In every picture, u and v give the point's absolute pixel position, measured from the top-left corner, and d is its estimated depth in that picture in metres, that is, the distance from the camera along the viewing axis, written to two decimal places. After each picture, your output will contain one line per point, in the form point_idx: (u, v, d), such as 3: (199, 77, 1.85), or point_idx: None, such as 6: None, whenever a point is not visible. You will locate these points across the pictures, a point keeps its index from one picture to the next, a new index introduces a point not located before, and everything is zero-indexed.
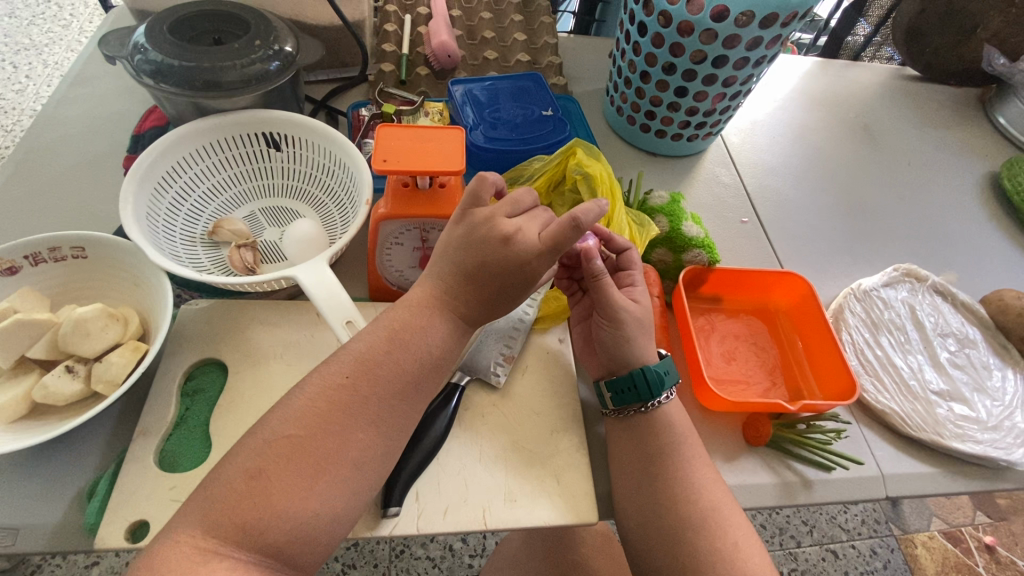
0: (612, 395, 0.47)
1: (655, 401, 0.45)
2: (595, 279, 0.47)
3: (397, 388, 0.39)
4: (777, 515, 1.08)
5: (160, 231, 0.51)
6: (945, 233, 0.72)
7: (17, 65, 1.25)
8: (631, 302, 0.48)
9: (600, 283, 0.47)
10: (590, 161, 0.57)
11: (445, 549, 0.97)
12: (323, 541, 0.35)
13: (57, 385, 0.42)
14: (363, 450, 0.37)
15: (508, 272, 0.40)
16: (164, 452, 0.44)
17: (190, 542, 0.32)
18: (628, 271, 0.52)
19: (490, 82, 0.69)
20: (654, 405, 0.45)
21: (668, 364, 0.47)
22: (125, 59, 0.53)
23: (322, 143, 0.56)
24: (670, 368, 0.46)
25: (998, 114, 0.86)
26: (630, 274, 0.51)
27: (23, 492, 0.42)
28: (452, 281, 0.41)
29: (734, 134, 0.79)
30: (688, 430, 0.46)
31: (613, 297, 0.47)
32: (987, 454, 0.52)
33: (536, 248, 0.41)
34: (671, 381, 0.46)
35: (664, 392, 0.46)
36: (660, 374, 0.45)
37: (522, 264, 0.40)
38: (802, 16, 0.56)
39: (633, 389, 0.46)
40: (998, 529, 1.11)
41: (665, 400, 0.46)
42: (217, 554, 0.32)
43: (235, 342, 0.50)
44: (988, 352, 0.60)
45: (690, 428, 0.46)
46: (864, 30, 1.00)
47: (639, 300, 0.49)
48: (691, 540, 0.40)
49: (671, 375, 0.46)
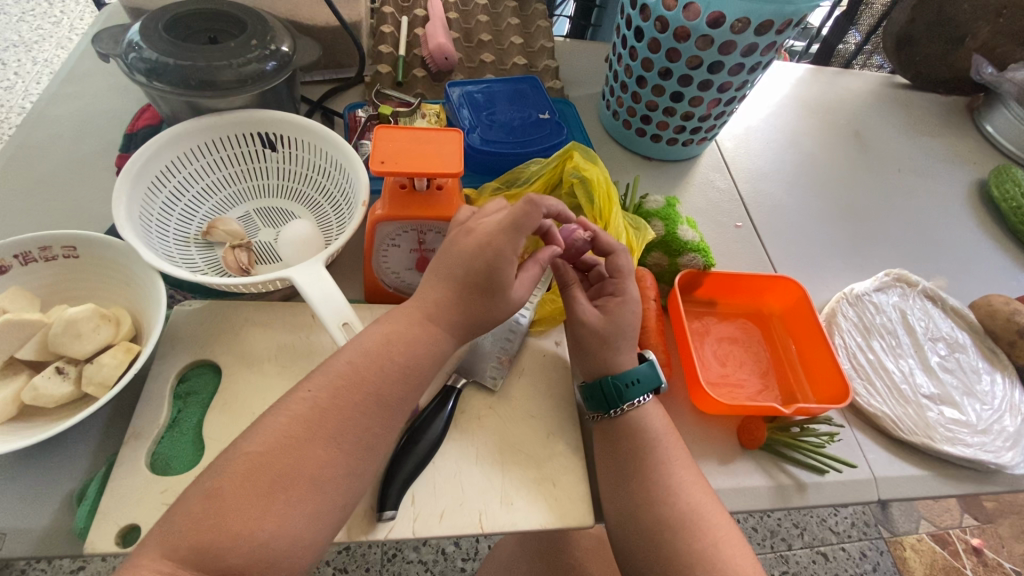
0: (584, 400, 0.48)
1: (619, 409, 0.46)
2: (564, 288, 0.50)
3: (396, 384, 0.39)
4: (768, 518, 1.08)
5: (153, 231, 0.50)
6: (935, 239, 0.73)
7: (6, 62, 1.24)
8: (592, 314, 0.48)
9: (564, 291, 0.50)
10: (587, 165, 0.57)
11: (437, 553, 0.96)
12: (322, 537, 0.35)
13: (46, 386, 0.41)
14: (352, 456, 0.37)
15: (471, 258, 0.42)
16: (155, 456, 0.43)
17: (192, 538, 0.32)
18: (614, 278, 0.50)
19: (487, 85, 0.69)
20: (617, 413, 0.46)
21: (640, 371, 0.47)
22: (118, 57, 0.52)
23: (316, 143, 0.56)
24: (641, 375, 0.46)
25: (985, 122, 0.88)
26: (616, 282, 0.49)
27: (11, 495, 0.41)
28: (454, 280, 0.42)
29: (728, 140, 0.80)
30: (670, 432, 0.46)
31: (576, 306, 0.49)
32: (977, 457, 0.52)
33: (495, 228, 0.42)
34: (642, 387, 0.46)
35: (630, 400, 0.46)
36: (618, 386, 0.46)
37: (483, 246, 0.42)
38: (795, 24, 0.56)
39: (595, 399, 0.47)
40: (985, 532, 1.12)
41: (632, 408, 0.46)
42: (225, 553, 0.32)
43: (228, 343, 0.49)
44: (978, 356, 0.61)
45: (671, 431, 0.46)
46: (854, 38, 1.01)
47: (609, 314, 0.48)
48: (685, 544, 0.40)
49: (644, 381, 0.46)
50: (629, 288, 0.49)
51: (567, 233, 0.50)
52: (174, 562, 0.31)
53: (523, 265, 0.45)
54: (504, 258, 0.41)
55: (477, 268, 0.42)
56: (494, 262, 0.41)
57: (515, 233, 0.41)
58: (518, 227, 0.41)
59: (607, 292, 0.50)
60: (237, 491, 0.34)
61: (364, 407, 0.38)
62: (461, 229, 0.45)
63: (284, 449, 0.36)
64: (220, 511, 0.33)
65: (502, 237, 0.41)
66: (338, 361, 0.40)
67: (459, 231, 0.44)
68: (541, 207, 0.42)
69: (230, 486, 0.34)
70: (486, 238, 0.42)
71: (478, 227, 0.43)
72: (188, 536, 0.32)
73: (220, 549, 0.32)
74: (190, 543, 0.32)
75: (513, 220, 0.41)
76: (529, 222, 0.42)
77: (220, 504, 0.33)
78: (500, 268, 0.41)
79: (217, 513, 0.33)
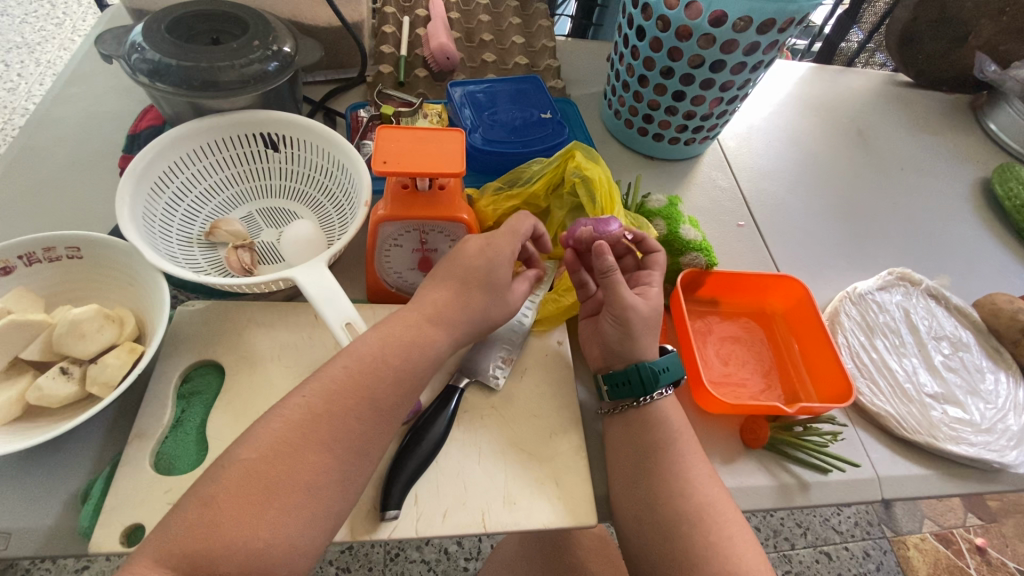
0: (607, 389, 0.48)
1: (648, 397, 0.46)
2: (608, 275, 0.48)
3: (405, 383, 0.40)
4: (771, 517, 1.08)
5: (156, 231, 0.50)
6: (938, 237, 0.73)
7: (9, 63, 1.24)
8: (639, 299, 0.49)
9: (608, 279, 0.48)
10: (589, 165, 0.57)
11: (440, 552, 0.97)
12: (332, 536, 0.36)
13: (51, 387, 0.41)
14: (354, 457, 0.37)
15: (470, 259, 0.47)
16: (159, 455, 0.43)
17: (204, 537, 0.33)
18: (648, 270, 0.52)
19: (489, 84, 0.69)
20: (645, 401, 0.46)
21: (668, 360, 0.47)
22: (121, 58, 0.52)
23: (319, 144, 0.56)
24: (669, 364, 0.47)
25: (988, 120, 0.87)
26: (651, 274, 0.52)
27: (15, 495, 0.41)
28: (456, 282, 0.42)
29: (730, 139, 0.79)
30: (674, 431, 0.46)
31: (625, 291, 0.48)
32: (981, 457, 0.52)
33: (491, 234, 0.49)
34: (670, 376, 0.47)
35: (659, 387, 0.46)
36: (655, 370, 0.46)
37: (483, 248, 0.47)
38: (798, 22, 0.56)
39: (627, 383, 0.47)
40: (989, 531, 1.12)
41: (659, 396, 0.46)
42: (237, 550, 0.33)
43: (231, 343, 0.49)
44: (981, 355, 0.60)
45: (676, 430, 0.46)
46: (857, 36, 1.01)
47: (650, 301, 0.49)
48: (688, 544, 0.40)
49: (672, 370, 0.47)
50: (660, 277, 0.52)
51: (603, 226, 0.52)
52: (184, 562, 0.32)
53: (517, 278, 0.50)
54: (505, 255, 0.47)
55: (480, 266, 0.46)
56: (494, 260, 0.47)
57: (512, 238, 0.48)
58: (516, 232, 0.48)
59: (642, 281, 0.52)
60: (249, 489, 0.34)
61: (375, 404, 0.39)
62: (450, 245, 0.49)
63: (296, 447, 0.36)
64: (231, 509, 0.33)
65: (501, 238, 0.48)
66: (349, 363, 0.40)
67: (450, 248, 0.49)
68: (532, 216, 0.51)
69: (240, 485, 0.34)
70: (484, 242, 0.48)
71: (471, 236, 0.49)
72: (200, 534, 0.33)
73: (226, 550, 0.32)
74: (196, 544, 0.32)
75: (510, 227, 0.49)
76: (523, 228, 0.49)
77: (232, 504, 0.34)
78: (498, 268, 0.47)
79: (227, 511, 0.33)
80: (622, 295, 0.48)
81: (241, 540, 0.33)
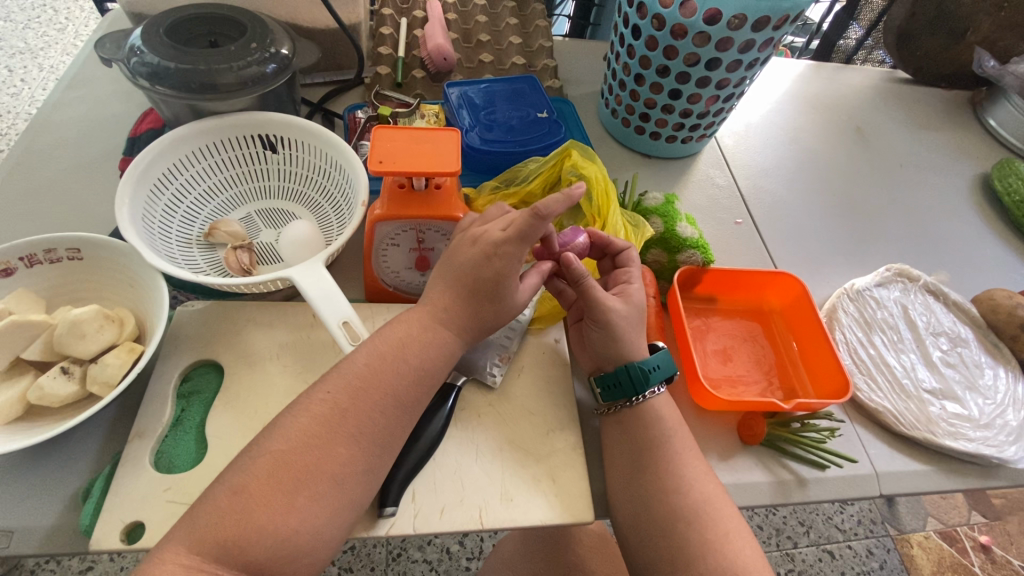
0: (601, 390, 0.48)
1: (641, 395, 0.46)
2: (581, 284, 0.47)
3: (406, 387, 0.41)
4: (773, 515, 1.08)
5: (156, 233, 0.51)
6: (937, 234, 0.73)
7: (11, 69, 1.25)
8: (617, 301, 0.48)
9: (582, 287, 0.47)
10: (585, 163, 0.57)
11: (442, 552, 0.97)
12: (335, 531, 0.36)
13: (52, 386, 0.42)
14: (344, 457, 0.38)
15: (477, 267, 0.43)
16: (159, 454, 0.44)
17: (208, 535, 0.34)
18: (625, 267, 0.52)
19: (485, 85, 0.70)
20: (639, 399, 0.46)
21: (659, 357, 0.47)
22: (120, 61, 0.53)
23: (315, 144, 0.57)
24: (661, 361, 0.47)
25: (988, 116, 0.87)
26: (628, 270, 0.52)
27: (18, 494, 0.42)
28: (455, 298, 0.44)
29: (728, 137, 0.80)
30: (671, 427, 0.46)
31: (600, 298, 0.47)
32: (980, 452, 0.52)
33: (499, 239, 0.43)
34: (662, 374, 0.47)
35: (652, 386, 0.46)
36: (645, 369, 0.46)
37: (489, 256, 0.43)
38: (793, 20, 0.56)
39: (619, 384, 0.47)
40: (993, 529, 1.12)
41: (653, 394, 0.46)
42: (240, 547, 0.33)
43: (230, 342, 0.50)
44: (980, 351, 0.60)
45: (675, 429, 0.45)
46: (856, 33, 1.01)
47: (631, 298, 0.49)
48: (685, 540, 0.40)
49: (664, 367, 0.47)
50: (634, 272, 0.52)
51: (571, 236, 0.51)
52: (194, 559, 0.33)
53: (526, 273, 0.47)
54: (506, 265, 0.43)
55: (484, 279, 0.43)
56: (501, 272, 0.43)
57: (522, 244, 0.43)
58: (525, 239, 0.42)
59: (621, 279, 0.51)
60: (253, 488, 0.35)
61: (376, 404, 0.40)
62: (464, 235, 0.46)
63: (297, 447, 0.37)
64: (235, 507, 0.34)
65: (508, 247, 0.43)
66: (353, 366, 0.41)
67: (464, 238, 0.45)
68: (547, 220, 0.42)
69: (242, 486, 0.35)
70: (491, 247, 0.43)
71: (482, 235, 0.44)
72: (204, 533, 0.34)
73: (227, 547, 0.33)
74: (200, 544, 0.33)
75: (520, 231, 0.42)
76: (536, 234, 0.42)
77: (239, 501, 0.35)
78: (502, 273, 0.43)
79: (232, 508, 0.34)
80: (601, 301, 0.47)
81: (246, 536, 0.34)
